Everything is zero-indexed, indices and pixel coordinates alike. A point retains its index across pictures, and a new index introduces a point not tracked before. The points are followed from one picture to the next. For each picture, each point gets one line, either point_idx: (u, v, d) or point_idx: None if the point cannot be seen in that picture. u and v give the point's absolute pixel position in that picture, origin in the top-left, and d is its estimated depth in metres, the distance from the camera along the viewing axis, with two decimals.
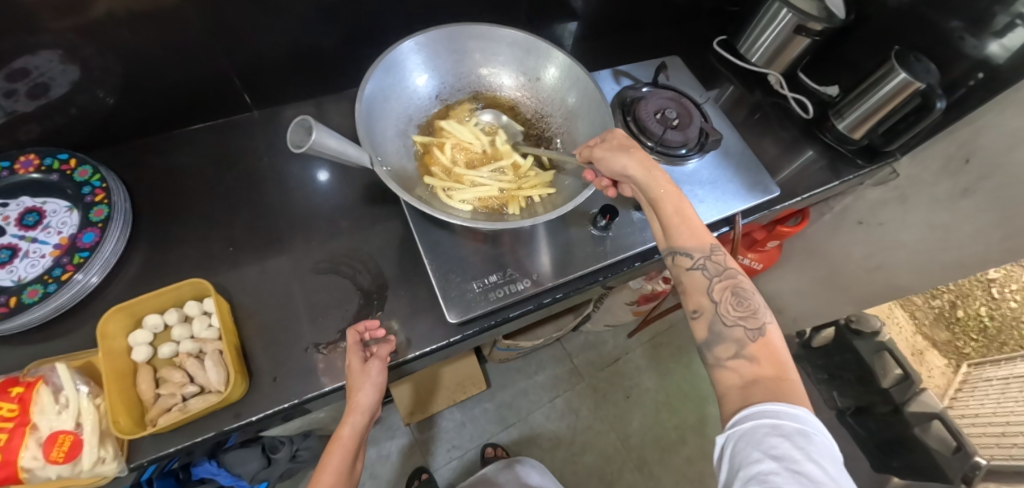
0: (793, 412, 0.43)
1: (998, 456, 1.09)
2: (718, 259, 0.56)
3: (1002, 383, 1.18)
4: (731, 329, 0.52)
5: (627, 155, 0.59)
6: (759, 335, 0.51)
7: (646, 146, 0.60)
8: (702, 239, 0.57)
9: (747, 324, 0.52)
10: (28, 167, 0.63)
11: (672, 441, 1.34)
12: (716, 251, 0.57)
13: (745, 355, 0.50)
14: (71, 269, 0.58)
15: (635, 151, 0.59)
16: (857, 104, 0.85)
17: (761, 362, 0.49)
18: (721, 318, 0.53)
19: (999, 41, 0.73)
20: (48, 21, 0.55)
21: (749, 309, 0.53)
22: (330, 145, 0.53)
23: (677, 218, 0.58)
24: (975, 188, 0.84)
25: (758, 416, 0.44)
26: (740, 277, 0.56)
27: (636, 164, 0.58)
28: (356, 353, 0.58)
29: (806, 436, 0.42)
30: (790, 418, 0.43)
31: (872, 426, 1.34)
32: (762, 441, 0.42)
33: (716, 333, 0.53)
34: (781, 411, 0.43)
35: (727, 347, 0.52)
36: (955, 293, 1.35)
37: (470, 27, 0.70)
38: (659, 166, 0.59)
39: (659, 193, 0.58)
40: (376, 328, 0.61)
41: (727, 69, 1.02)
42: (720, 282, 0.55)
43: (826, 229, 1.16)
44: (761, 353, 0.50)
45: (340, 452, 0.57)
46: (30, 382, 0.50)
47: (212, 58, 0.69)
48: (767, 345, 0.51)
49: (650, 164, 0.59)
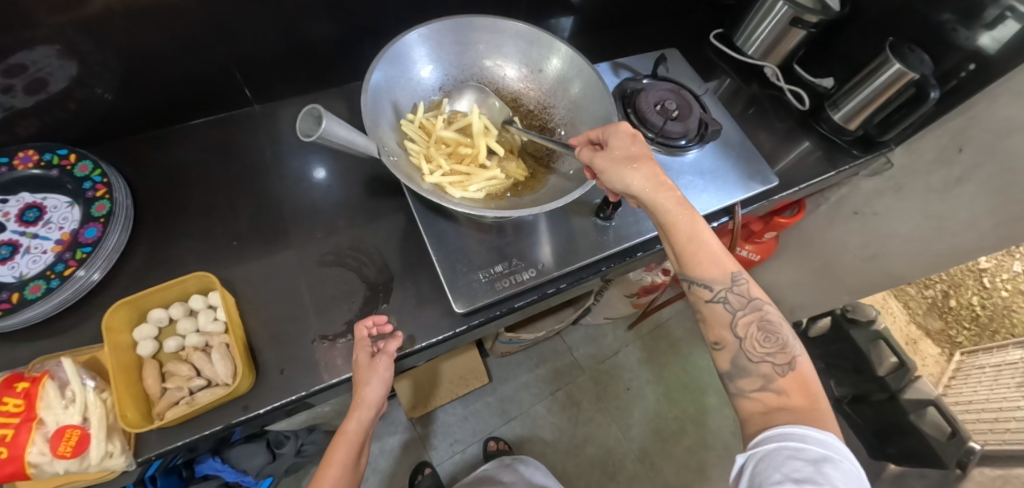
0: (818, 438, 0.45)
1: (992, 441, 1.14)
2: (741, 289, 0.55)
3: (992, 370, 1.26)
4: (758, 365, 0.53)
5: (633, 176, 0.56)
6: (788, 370, 0.52)
7: (655, 165, 0.57)
8: (724, 268, 0.56)
9: (774, 360, 0.53)
10: (28, 163, 0.62)
11: (673, 432, 1.35)
12: (738, 280, 0.56)
13: (772, 389, 0.51)
14: (74, 265, 0.58)
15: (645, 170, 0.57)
16: (853, 95, 0.86)
17: (790, 395, 0.50)
18: (746, 353, 0.54)
19: (990, 34, 0.74)
20: (44, 16, 0.54)
21: (777, 345, 0.53)
22: (340, 134, 0.53)
23: (696, 247, 0.56)
24: (968, 177, 0.85)
25: (782, 440, 0.45)
26: (766, 306, 0.56)
27: (647, 185, 0.56)
28: (364, 348, 0.58)
29: (831, 463, 0.43)
30: (815, 443, 0.44)
31: (868, 413, 1.36)
32: (785, 464, 0.43)
33: (740, 367, 0.54)
34: (806, 436, 0.45)
35: (752, 381, 0.52)
36: (947, 282, 1.42)
37: (474, 18, 0.70)
38: (673, 185, 0.57)
39: (673, 221, 0.56)
40: (384, 323, 0.61)
41: (724, 61, 1.03)
42: (744, 315, 0.55)
43: (822, 220, 1.18)
44: (789, 386, 0.51)
45: (346, 445, 0.58)
46: (36, 377, 0.50)
47: (211, 53, 0.69)
48: (797, 378, 0.51)
49: (662, 190, 0.57)
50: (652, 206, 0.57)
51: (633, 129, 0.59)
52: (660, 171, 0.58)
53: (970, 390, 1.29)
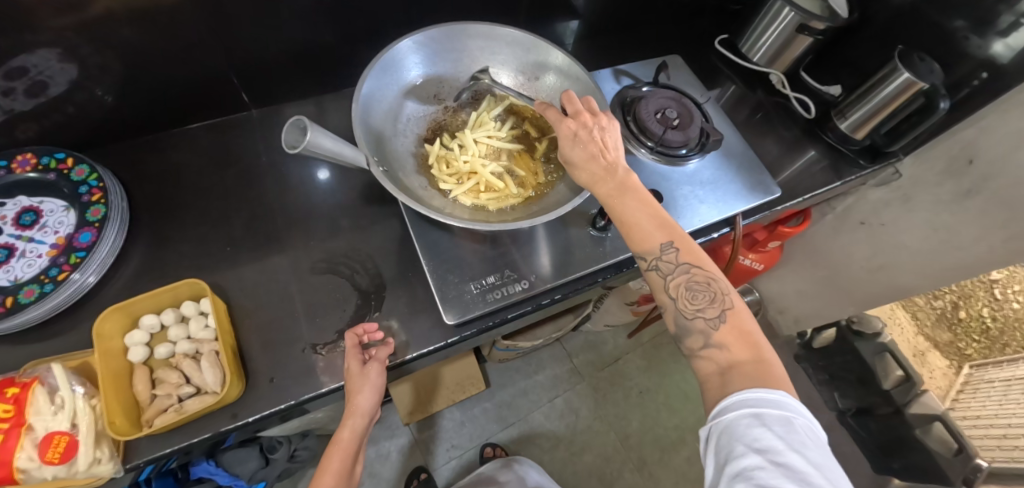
0: (771, 399, 0.43)
1: (999, 459, 1.11)
2: (671, 255, 0.53)
3: (1004, 385, 1.24)
4: (693, 322, 0.51)
5: (580, 170, 0.56)
6: (721, 323, 0.51)
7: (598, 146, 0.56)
8: (655, 238, 0.54)
9: (707, 314, 0.51)
10: (26, 166, 0.63)
11: (672, 442, 1.34)
12: (671, 248, 0.53)
13: (713, 345, 0.50)
14: (67, 269, 0.58)
15: (584, 156, 0.56)
16: (860, 104, 0.84)
17: (731, 348, 0.49)
18: (681, 314, 0.53)
19: (1004, 41, 0.72)
20: (47, 19, 0.54)
21: (709, 300, 0.52)
22: (325, 145, 0.53)
23: (633, 221, 0.54)
24: (979, 190, 0.83)
25: (740, 407, 0.44)
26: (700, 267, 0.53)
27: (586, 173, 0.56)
28: (355, 356, 0.57)
29: (786, 423, 0.42)
30: (771, 406, 0.43)
31: (873, 426, 1.34)
32: (746, 434, 0.42)
33: (681, 328, 0.52)
34: (762, 399, 0.43)
35: (694, 340, 0.51)
36: (958, 293, 1.39)
37: (468, 26, 0.70)
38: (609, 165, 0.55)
39: (611, 205, 0.55)
40: (375, 331, 0.60)
41: (729, 67, 1.01)
42: (674, 280, 0.53)
43: (828, 230, 1.16)
44: (727, 338, 0.50)
45: (341, 455, 0.57)
46: (25, 383, 0.50)
47: (209, 57, 0.69)
48: (731, 330, 0.50)
49: (601, 172, 0.55)
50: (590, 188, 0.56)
51: (571, 129, 0.57)
52: (601, 153, 0.56)
53: (979, 404, 1.26)
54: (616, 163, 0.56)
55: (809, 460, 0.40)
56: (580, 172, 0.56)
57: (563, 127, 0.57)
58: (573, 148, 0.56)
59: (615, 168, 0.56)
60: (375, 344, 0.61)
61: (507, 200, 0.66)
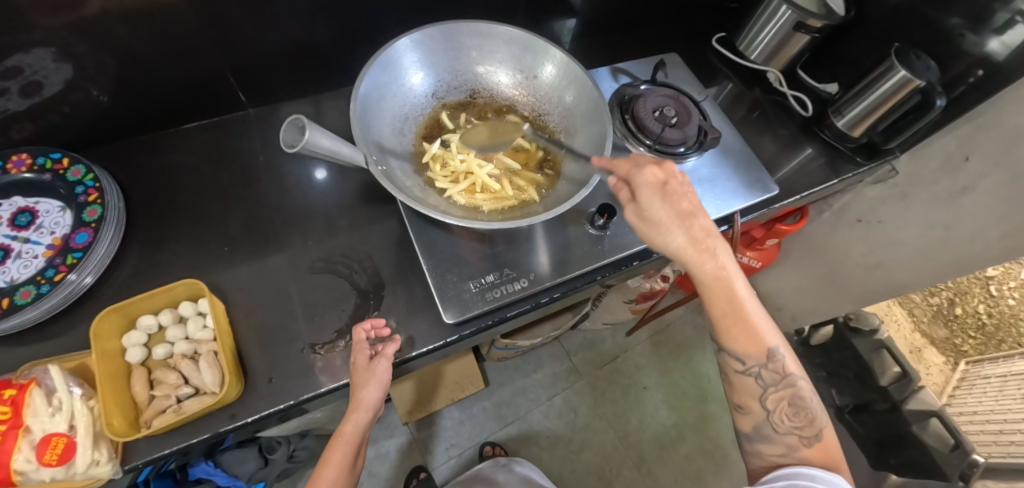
0: (825, 476, 0.50)
1: (996, 454, 1.12)
2: (776, 367, 0.54)
3: (1000, 381, 1.24)
4: (784, 436, 0.54)
5: (675, 238, 0.54)
6: (814, 442, 0.53)
7: (701, 224, 0.54)
8: (761, 344, 0.54)
9: (802, 432, 0.54)
10: (21, 166, 0.62)
11: (671, 439, 1.34)
12: (774, 356, 0.54)
13: (795, 458, 0.53)
14: (64, 270, 0.58)
15: (688, 235, 0.54)
16: (857, 101, 0.84)
17: (812, 462, 0.52)
18: (772, 424, 0.55)
19: (1000, 39, 0.72)
20: (40, 18, 0.54)
21: (806, 419, 0.54)
22: (322, 144, 0.53)
23: (732, 319, 0.54)
24: (975, 186, 0.84)
25: (792, 477, 0.50)
26: (800, 381, 0.55)
27: (690, 250, 0.54)
28: (363, 350, 0.57)
29: None
30: (821, 481, 0.49)
31: (870, 422, 1.34)
32: None
33: (763, 434, 0.55)
34: (814, 475, 0.50)
35: (775, 449, 0.54)
36: (954, 290, 1.40)
37: (465, 24, 0.70)
38: (719, 253, 0.54)
39: (711, 293, 0.54)
40: (382, 326, 0.60)
41: (726, 65, 1.01)
42: (776, 391, 0.55)
43: (825, 227, 1.17)
44: (818, 457, 0.52)
45: (343, 448, 0.58)
46: (22, 384, 0.50)
47: (205, 56, 0.68)
48: (824, 450, 0.53)
49: (704, 254, 0.54)
50: (691, 269, 0.54)
51: (660, 180, 0.55)
52: (701, 229, 0.54)
53: (975, 400, 1.26)
54: (716, 246, 0.54)
55: None
56: (676, 240, 0.54)
57: (648, 175, 0.54)
58: (661, 213, 0.54)
59: (717, 251, 0.54)
60: (383, 339, 0.61)
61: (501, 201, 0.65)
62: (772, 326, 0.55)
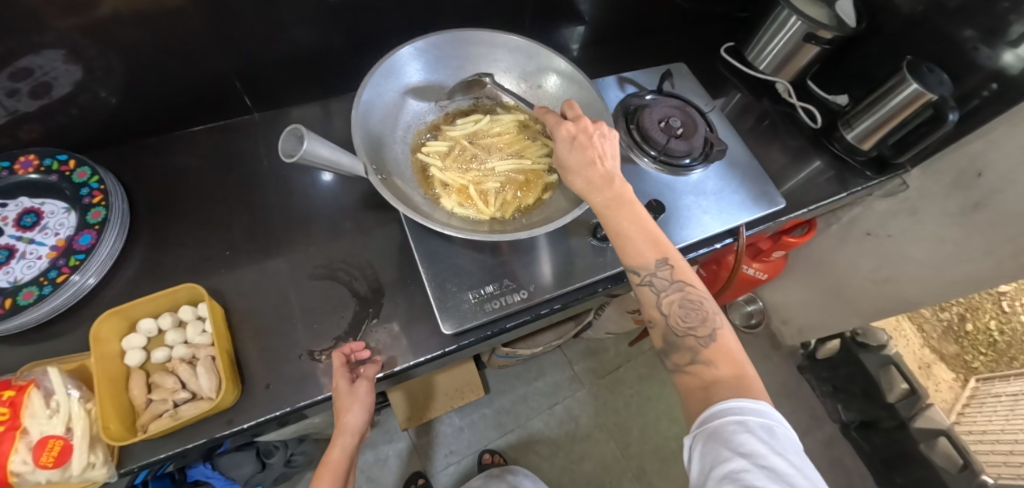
0: (756, 408, 0.44)
1: (1005, 475, 1.09)
2: (667, 273, 0.53)
3: (1010, 400, 1.18)
4: (684, 340, 0.52)
5: (575, 175, 0.55)
6: (710, 342, 0.51)
7: (594, 157, 0.55)
8: (651, 254, 0.53)
9: (699, 333, 0.52)
10: (28, 167, 0.63)
11: (673, 451, 1.33)
12: (665, 264, 0.53)
13: (700, 361, 0.50)
14: (67, 271, 0.58)
15: (582, 165, 0.55)
16: (867, 114, 0.83)
17: (716, 365, 0.50)
18: (672, 330, 0.53)
19: (1015, 51, 0.70)
20: (51, 21, 0.54)
21: (700, 319, 0.52)
22: (323, 154, 0.53)
23: (628, 233, 0.53)
24: (987, 203, 0.82)
25: (725, 415, 0.44)
26: (694, 287, 0.53)
27: (583, 184, 0.55)
28: (343, 375, 0.56)
29: (768, 429, 0.43)
30: (753, 414, 0.44)
31: (877, 440, 1.33)
32: (732, 439, 0.43)
33: (670, 344, 0.53)
34: (745, 408, 0.44)
35: (681, 355, 0.52)
36: (964, 305, 1.37)
37: (470, 33, 0.69)
38: (610, 180, 0.54)
39: (605, 217, 0.54)
40: (361, 349, 0.60)
41: (735, 76, 1.00)
42: (670, 297, 0.53)
43: (834, 239, 1.15)
44: (716, 356, 0.50)
45: (332, 475, 0.57)
46: (21, 386, 0.50)
47: (212, 60, 0.68)
48: (720, 349, 0.50)
49: (596, 182, 0.54)
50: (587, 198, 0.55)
51: (570, 133, 0.56)
52: (597, 161, 0.55)
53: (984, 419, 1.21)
54: (611, 174, 0.54)
55: (790, 463, 0.41)
56: (575, 177, 0.55)
57: (563, 129, 0.56)
58: (567, 153, 0.55)
59: (612, 179, 0.54)
60: (363, 362, 0.61)
61: (482, 217, 0.64)
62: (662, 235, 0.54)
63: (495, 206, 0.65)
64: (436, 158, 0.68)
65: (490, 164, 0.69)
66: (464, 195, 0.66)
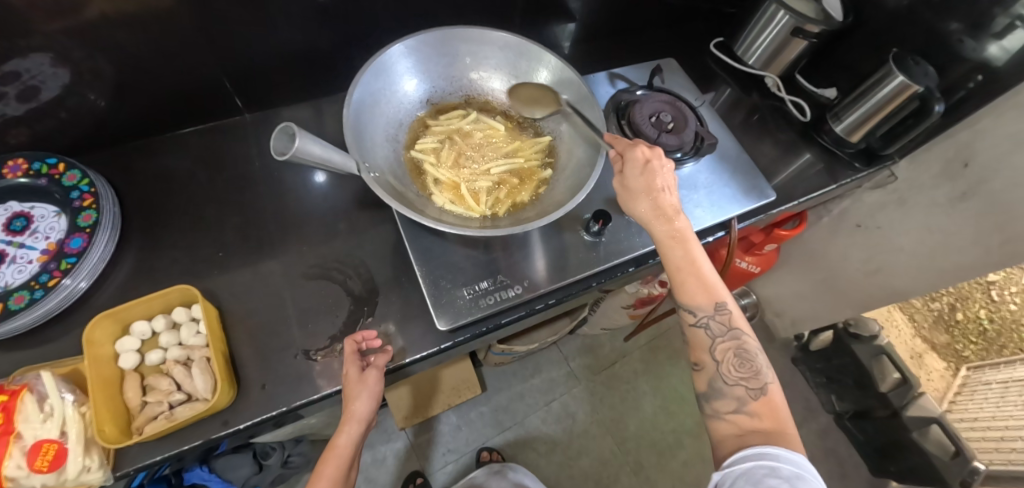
0: (790, 457, 0.47)
1: (997, 461, 1.13)
2: (723, 318, 0.57)
3: (1001, 387, 1.23)
4: (731, 387, 0.54)
5: (641, 203, 0.60)
6: (759, 394, 0.53)
7: (663, 192, 0.60)
8: (711, 295, 0.57)
9: (748, 384, 0.54)
10: (17, 171, 0.62)
11: (670, 445, 1.33)
12: (722, 309, 0.57)
13: (744, 411, 0.52)
14: (58, 275, 0.58)
15: (651, 198, 0.59)
16: (855, 107, 0.84)
17: (760, 417, 0.52)
18: (721, 376, 0.55)
19: (999, 43, 0.71)
20: (39, 24, 0.54)
21: (751, 371, 0.55)
22: (314, 152, 0.53)
23: (688, 270, 0.58)
24: (974, 192, 0.83)
25: (758, 459, 0.47)
26: (746, 337, 0.56)
27: (649, 213, 0.59)
28: (354, 363, 0.57)
29: (801, 479, 0.45)
30: (787, 462, 0.46)
31: (869, 429, 1.34)
32: (761, 481, 0.45)
33: (715, 389, 0.55)
34: (779, 455, 0.47)
35: (726, 403, 0.54)
36: (955, 295, 1.40)
37: (459, 30, 0.70)
38: (676, 216, 0.59)
39: (668, 249, 0.59)
40: (373, 338, 0.60)
41: (725, 71, 1.01)
42: (722, 343, 0.56)
43: (825, 231, 1.16)
44: (761, 409, 0.52)
45: (335, 461, 0.57)
46: (14, 390, 0.49)
47: (202, 61, 0.68)
48: (768, 403, 0.52)
49: (662, 217, 0.59)
50: (651, 230, 0.60)
51: (644, 156, 0.60)
52: (663, 192, 0.60)
53: (976, 407, 1.25)
54: (677, 210, 0.60)
55: None
56: (641, 205, 0.60)
57: (637, 151, 0.61)
58: (635, 177, 0.60)
59: (677, 216, 0.59)
60: (373, 350, 0.61)
61: (472, 213, 0.64)
62: (721, 283, 0.59)
63: (486, 204, 0.65)
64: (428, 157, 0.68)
65: (481, 162, 0.69)
66: (456, 193, 0.66)
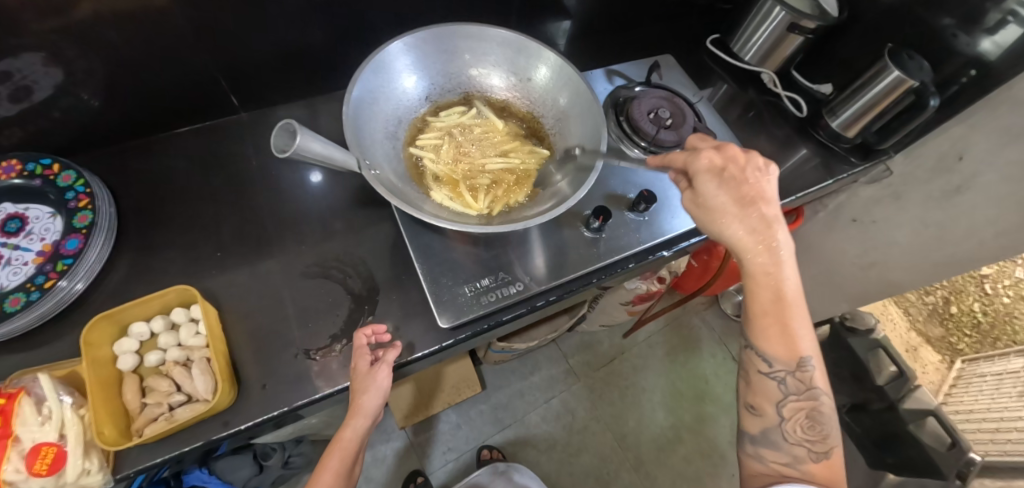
0: None
1: (993, 452, 1.13)
2: (804, 378, 0.52)
3: (995, 379, 1.25)
4: (791, 444, 0.53)
5: (736, 227, 0.54)
6: (821, 458, 0.52)
7: (760, 221, 0.53)
8: (793, 349, 0.52)
9: (811, 445, 0.53)
10: (10, 172, 0.61)
11: (669, 441, 1.34)
12: (804, 367, 0.52)
13: (798, 469, 0.52)
14: (54, 276, 0.57)
15: (746, 226, 0.53)
16: (851, 102, 0.85)
17: (816, 479, 0.51)
18: (783, 430, 0.54)
19: (992, 38, 0.72)
20: (31, 22, 0.53)
21: (818, 434, 0.52)
22: (315, 149, 0.53)
23: (775, 318, 0.52)
24: (969, 186, 0.84)
25: None
26: (825, 398, 0.53)
27: (743, 241, 0.53)
28: (363, 356, 0.57)
29: None
30: None
31: (868, 423, 1.35)
32: None
33: (771, 439, 0.54)
34: None
35: (779, 455, 0.53)
36: (948, 289, 1.41)
37: (459, 27, 0.69)
38: (775, 249, 0.53)
39: (756, 288, 0.53)
40: (383, 333, 0.60)
41: (721, 67, 1.01)
42: (797, 400, 0.53)
43: (821, 226, 1.17)
44: (818, 470, 0.52)
45: (340, 454, 0.57)
46: (11, 393, 0.49)
47: (198, 59, 0.68)
48: (828, 468, 0.52)
49: (761, 247, 0.53)
50: (743, 260, 0.54)
51: (721, 169, 0.55)
52: (760, 218, 0.53)
53: (971, 399, 1.27)
54: (777, 241, 0.53)
55: None
56: (737, 227, 0.54)
57: (705, 160, 0.55)
58: (716, 195, 0.54)
59: (776, 248, 0.53)
60: (384, 345, 0.61)
61: (470, 210, 0.64)
62: (811, 335, 0.53)
63: (484, 201, 0.65)
64: (427, 153, 0.68)
65: (480, 160, 0.69)
66: (453, 190, 0.67)
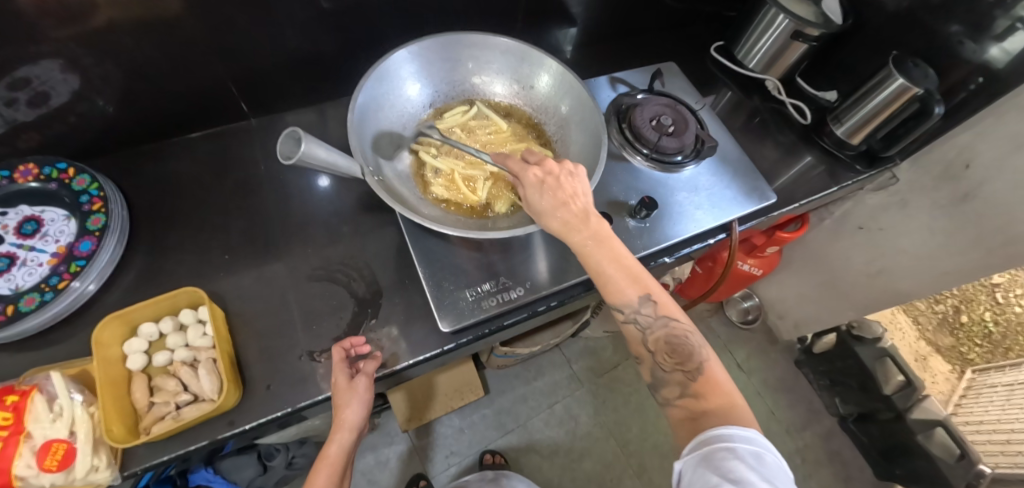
0: (743, 434, 0.46)
1: (1002, 464, 1.12)
2: (650, 309, 0.54)
3: (1006, 390, 1.23)
4: (671, 374, 0.53)
5: (550, 218, 0.56)
6: (699, 375, 0.52)
7: (568, 203, 0.55)
8: (630, 292, 0.55)
9: (685, 367, 0.53)
10: (27, 176, 0.63)
11: (672, 448, 1.33)
12: (649, 301, 0.55)
13: (688, 394, 0.52)
14: (68, 277, 0.59)
15: (557, 211, 0.55)
16: (856, 109, 0.84)
17: (705, 398, 0.51)
18: (659, 366, 0.54)
19: (1000, 45, 0.72)
20: (50, 30, 0.55)
21: (685, 354, 0.53)
22: (319, 155, 0.54)
23: (606, 271, 0.55)
24: (976, 194, 0.84)
25: (713, 443, 0.46)
26: (677, 321, 0.55)
27: (558, 228, 0.56)
28: (343, 370, 0.57)
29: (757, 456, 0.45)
30: (744, 441, 0.45)
31: (874, 432, 1.33)
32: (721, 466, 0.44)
33: (658, 378, 0.55)
34: (733, 435, 0.46)
35: (671, 390, 0.53)
36: (958, 297, 1.38)
37: (462, 36, 0.70)
38: (586, 221, 0.55)
39: (586, 257, 0.55)
40: (362, 344, 0.60)
41: (726, 74, 1.01)
42: (653, 334, 0.55)
43: (827, 234, 1.16)
44: (702, 389, 0.51)
45: (328, 471, 0.56)
46: (24, 390, 0.50)
47: (209, 67, 0.69)
48: (707, 381, 0.52)
49: (575, 225, 0.55)
50: (568, 241, 0.56)
51: (537, 177, 0.56)
52: (571, 204, 0.55)
53: (981, 410, 1.25)
54: (587, 212, 0.56)
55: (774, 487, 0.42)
56: (550, 221, 0.56)
57: (530, 175, 0.56)
58: (540, 199, 0.56)
59: (588, 217, 0.56)
60: (363, 357, 0.61)
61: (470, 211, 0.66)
62: (643, 272, 0.56)
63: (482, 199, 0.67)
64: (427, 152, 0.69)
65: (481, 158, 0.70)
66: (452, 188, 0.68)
